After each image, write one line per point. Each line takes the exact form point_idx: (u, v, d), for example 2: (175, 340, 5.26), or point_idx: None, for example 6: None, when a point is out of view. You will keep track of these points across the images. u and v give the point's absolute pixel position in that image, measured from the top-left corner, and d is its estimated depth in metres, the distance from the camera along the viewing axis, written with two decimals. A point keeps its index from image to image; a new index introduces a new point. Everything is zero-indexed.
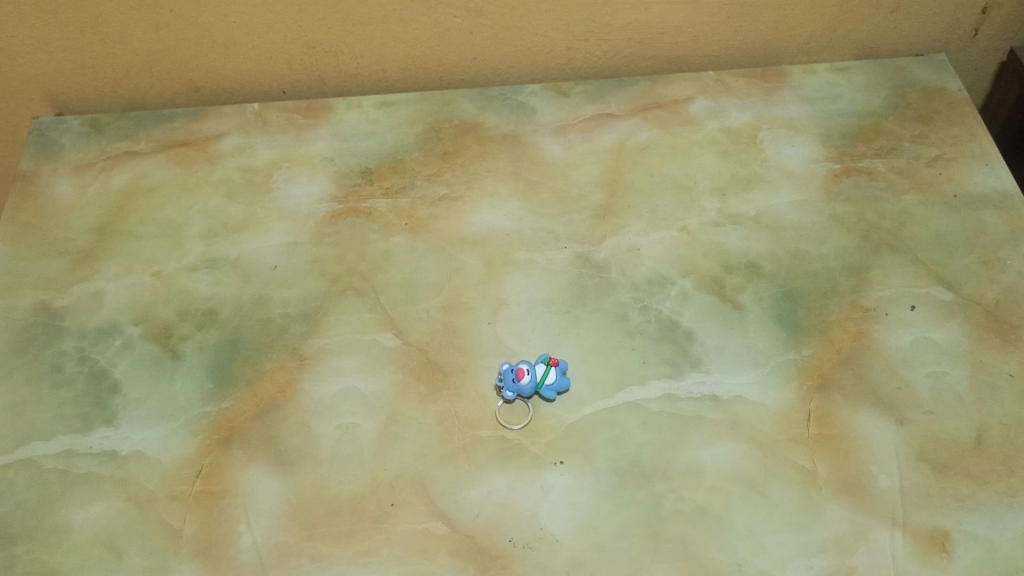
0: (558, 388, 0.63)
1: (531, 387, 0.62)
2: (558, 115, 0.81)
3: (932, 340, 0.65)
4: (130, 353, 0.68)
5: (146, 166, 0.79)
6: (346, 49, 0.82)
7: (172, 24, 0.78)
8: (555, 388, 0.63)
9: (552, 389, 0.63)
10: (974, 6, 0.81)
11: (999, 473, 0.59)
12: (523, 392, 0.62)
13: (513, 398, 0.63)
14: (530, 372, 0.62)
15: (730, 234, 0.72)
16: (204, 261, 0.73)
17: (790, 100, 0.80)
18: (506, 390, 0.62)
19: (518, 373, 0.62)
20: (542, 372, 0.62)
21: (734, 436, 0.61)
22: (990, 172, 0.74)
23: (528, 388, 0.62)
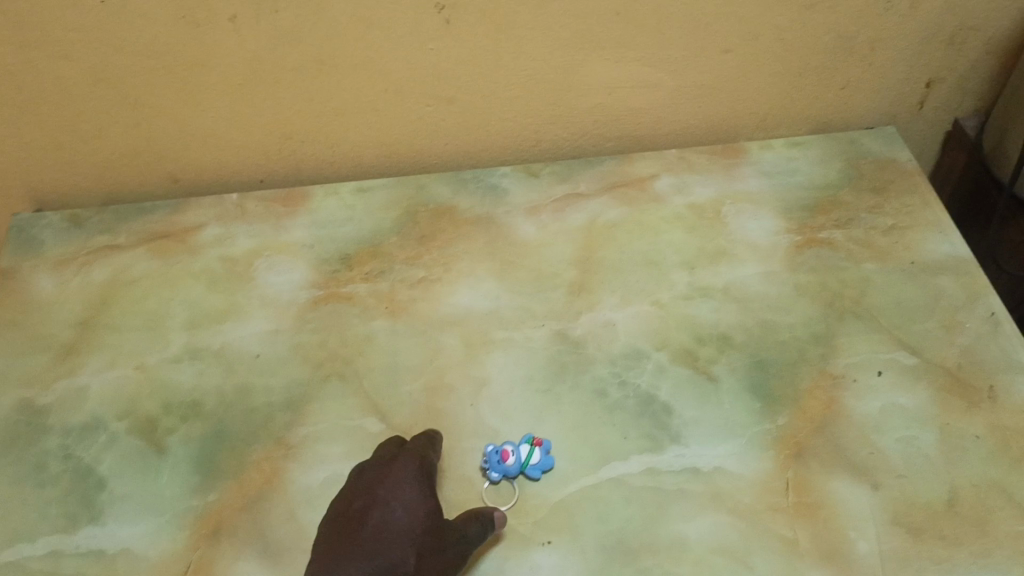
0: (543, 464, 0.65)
1: (516, 467, 0.64)
2: (530, 196, 0.84)
3: (900, 405, 0.67)
4: (116, 448, 0.68)
5: (127, 259, 0.81)
6: (322, 138, 0.84)
7: (151, 120, 0.80)
8: (539, 467, 0.65)
9: (537, 467, 0.64)
10: (919, 80, 0.86)
11: (973, 535, 0.61)
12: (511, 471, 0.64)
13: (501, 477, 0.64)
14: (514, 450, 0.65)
15: (700, 306, 0.75)
16: (187, 352, 0.74)
17: (749, 174, 0.85)
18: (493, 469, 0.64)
19: (503, 454, 0.64)
20: (526, 452, 0.65)
21: (716, 507, 0.62)
22: (943, 239, 0.78)
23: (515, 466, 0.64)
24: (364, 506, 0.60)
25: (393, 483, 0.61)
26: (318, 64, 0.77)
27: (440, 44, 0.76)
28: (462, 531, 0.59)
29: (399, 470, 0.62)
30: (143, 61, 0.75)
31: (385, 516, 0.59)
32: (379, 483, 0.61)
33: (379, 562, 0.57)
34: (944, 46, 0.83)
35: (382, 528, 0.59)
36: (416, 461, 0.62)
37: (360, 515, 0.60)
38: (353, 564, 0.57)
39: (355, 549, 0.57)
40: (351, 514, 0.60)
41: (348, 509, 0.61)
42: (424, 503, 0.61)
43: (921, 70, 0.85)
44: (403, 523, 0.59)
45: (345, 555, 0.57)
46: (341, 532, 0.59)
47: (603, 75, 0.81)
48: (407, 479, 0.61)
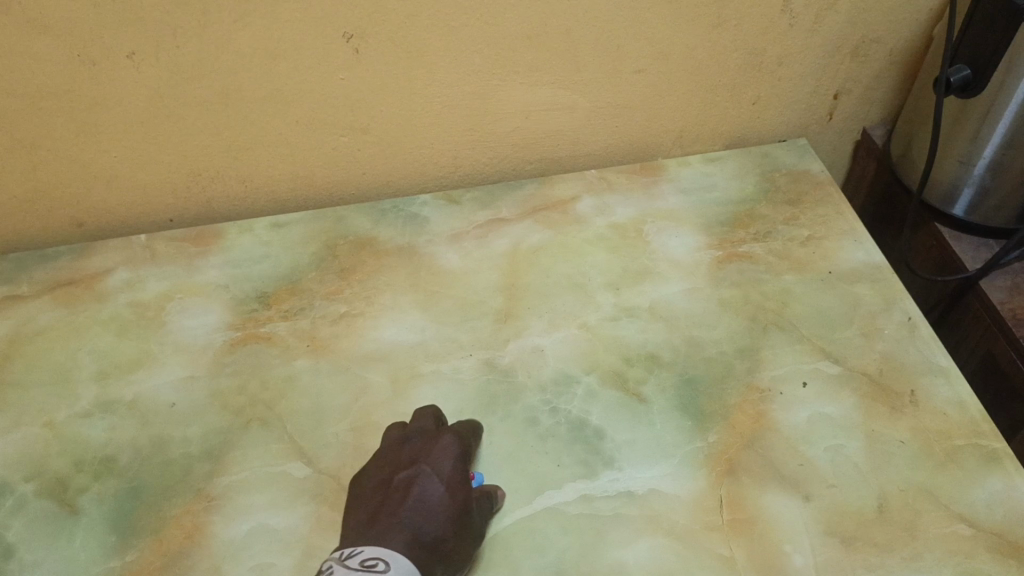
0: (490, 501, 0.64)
1: None
2: (451, 223, 0.84)
3: (827, 415, 0.68)
4: (24, 512, 0.64)
5: (30, 310, 0.77)
6: (233, 173, 0.82)
7: (50, 163, 0.77)
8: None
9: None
10: (826, 93, 0.88)
11: (904, 539, 0.60)
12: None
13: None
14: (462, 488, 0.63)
15: (626, 326, 0.74)
16: (98, 405, 0.70)
17: (669, 191, 0.86)
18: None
19: None
20: None
21: (652, 530, 0.61)
22: (859, 246, 0.80)
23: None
24: (406, 478, 0.61)
25: (435, 457, 0.62)
26: (226, 99, 0.75)
27: (351, 74, 0.75)
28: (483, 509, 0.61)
29: (442, 445, 0.63)
30: (38, 102, 0.72)
31: (427, 489, 0.60)
32: (422, 455, 0.62)
33: (423, 531, 0.57)
34: (848, 59, 0.85)
35: (423, 500, 0.59)
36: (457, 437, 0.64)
37: (403, 486, 0.60)
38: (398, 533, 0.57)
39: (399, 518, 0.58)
40: (393, 486, 0.61)
41: (390, 482, 0.61)
42: (463, 478, 0.62)
43: (827, 83, 0.87)
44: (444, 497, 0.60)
45: (390, 524, 0.58)
46: (384, 502, 0.60)
47: (519, 99, 0.81)
48: (448, 455, 0.62)
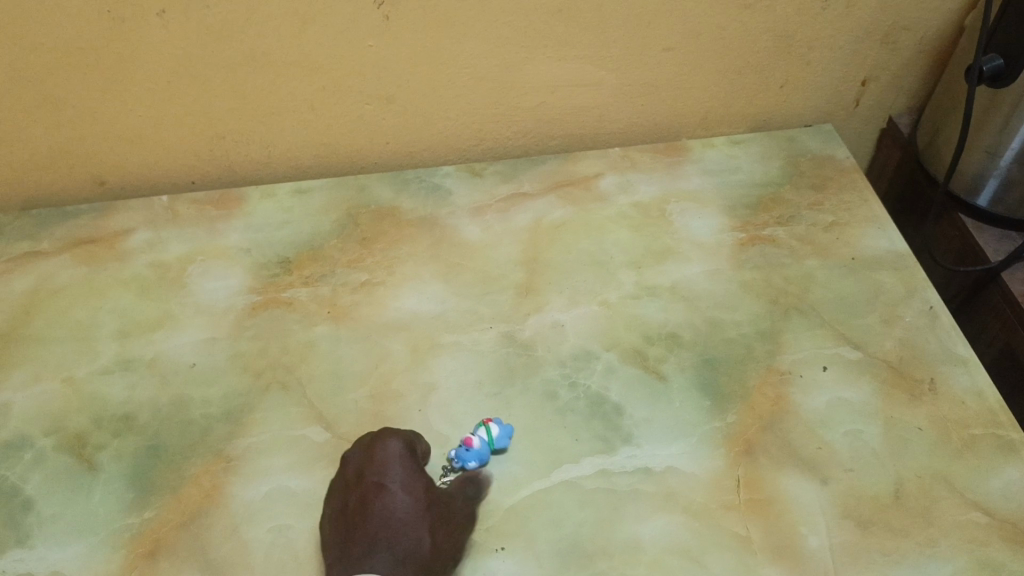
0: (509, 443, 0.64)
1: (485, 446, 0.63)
2: (473, 196, 0.84)
3: (846, 400, 0.68)
4: (42, 467, 0.64)
5: (51, 267, 0.77)
6: (257, 138, 0.81)
7: (74, 120, 0.76)
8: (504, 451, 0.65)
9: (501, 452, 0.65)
10: (854, 79, 0.88)
11: (920, 525, 0.61)
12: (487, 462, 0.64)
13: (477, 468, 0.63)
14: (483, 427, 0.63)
15: (647, 305, 0.74)
16: (118, 363, 0.70)
17: (692, 173, 0.86)
18: (473, 458, 0.62)
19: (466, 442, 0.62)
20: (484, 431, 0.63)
21: (669, 507, 0.61)
22: (882, 234, 0.80)
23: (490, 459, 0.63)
24: (360, 497, 0.58)
25: (382, 467, 0.60)
26: (252, 62, 0.74)
27: (379, 42, 0.75)
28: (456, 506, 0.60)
29: (385, 457, 0.60)
30: (65, 60, 0.71)
31: (387, 505, 0.57)
32: (370, 471, 0.60)
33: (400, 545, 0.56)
34: (877, 45, 0.84)
35: (388, 515, 0.57)
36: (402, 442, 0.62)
37: (360, 506, 0.58)
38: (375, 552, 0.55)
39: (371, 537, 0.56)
40: (352, 508, 0.58)
41: (346, 505, 0.59)
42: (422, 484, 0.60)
43: (855, 70, 0.87)
44: (409, 506, 0.58)
45: (364, 546, 0.55)
46: (349, 525, 0.57)
47: (546, 73, 0.81)
48: (397, 462, 0.60)
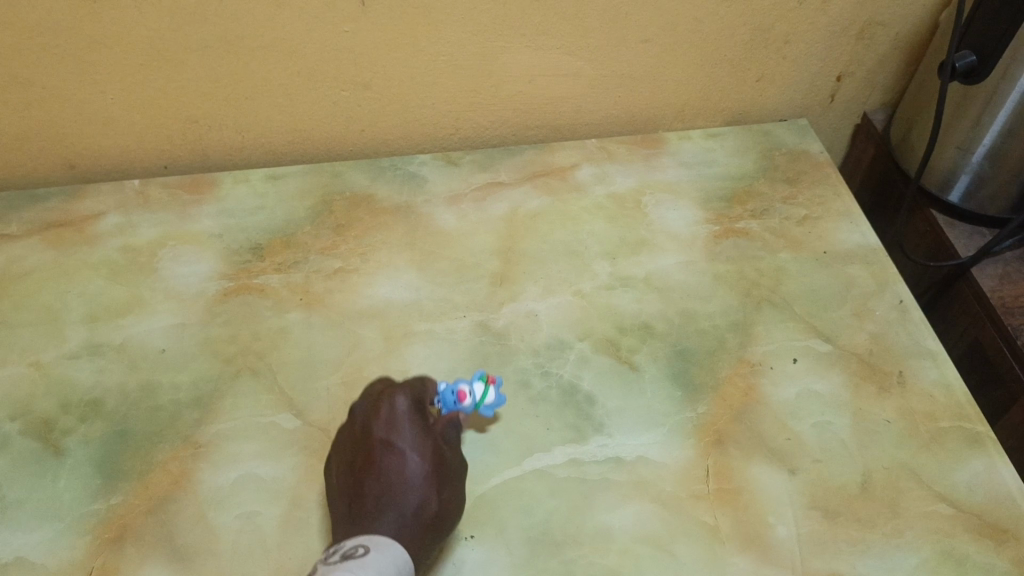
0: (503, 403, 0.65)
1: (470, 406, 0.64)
2: (449, 184, 0.83)
3: (816, 391, 0.68)
4: (7, 451, 0.63)
5: (19, 250, 0.76)
6: (231, 123, 0.81)
7: (43, 101, 0.75)
8: (493, 406, 0.64)
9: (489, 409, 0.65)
10: (829, 75, 0.88)
11: (885, 515, 0.61)
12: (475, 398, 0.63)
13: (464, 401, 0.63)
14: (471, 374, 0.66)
15: (622, 295, 0.75)
16: (86, 347, 0.70)
17: (668, 164, 0.87)
18: (461, 383, 0.63)
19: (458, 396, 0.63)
20: (481, 392, 0.64)
21: (639, 496, 0.62)
22: (855, 228, 0.81)
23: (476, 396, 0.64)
24: (372, 455, 0.59)
25: (390, 426, 0.61)
26: (226, 45, 0.74)
27: (355, 27, 0.74)
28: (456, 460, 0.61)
29: (396, 412, 0.61)
30: (32, 39, 0.70)
31: (396, 464, 0.58)
32: (379, 425, 0.61)
33: (408, 499, 0.56)
34: (853, 41, 0.85)
35: (398, 473, 0.58)
36: (411, 395, 0.63)
37: (370, 465, 0.58)
38: (385, 508, 0.56)
39: (380, 493, 0.57)
40: (361, 463, 0.59)
41: (355, 459, 0.60)
42: (432, 438, 0.61)
43: (831, 65, 0.87)
44: (421, 465, 0.59)
45: (373, 504, 0.56)
46: (358, 480, 0.58)
47: (524, 63, 0.80)
48: (406, 417, 0.61)
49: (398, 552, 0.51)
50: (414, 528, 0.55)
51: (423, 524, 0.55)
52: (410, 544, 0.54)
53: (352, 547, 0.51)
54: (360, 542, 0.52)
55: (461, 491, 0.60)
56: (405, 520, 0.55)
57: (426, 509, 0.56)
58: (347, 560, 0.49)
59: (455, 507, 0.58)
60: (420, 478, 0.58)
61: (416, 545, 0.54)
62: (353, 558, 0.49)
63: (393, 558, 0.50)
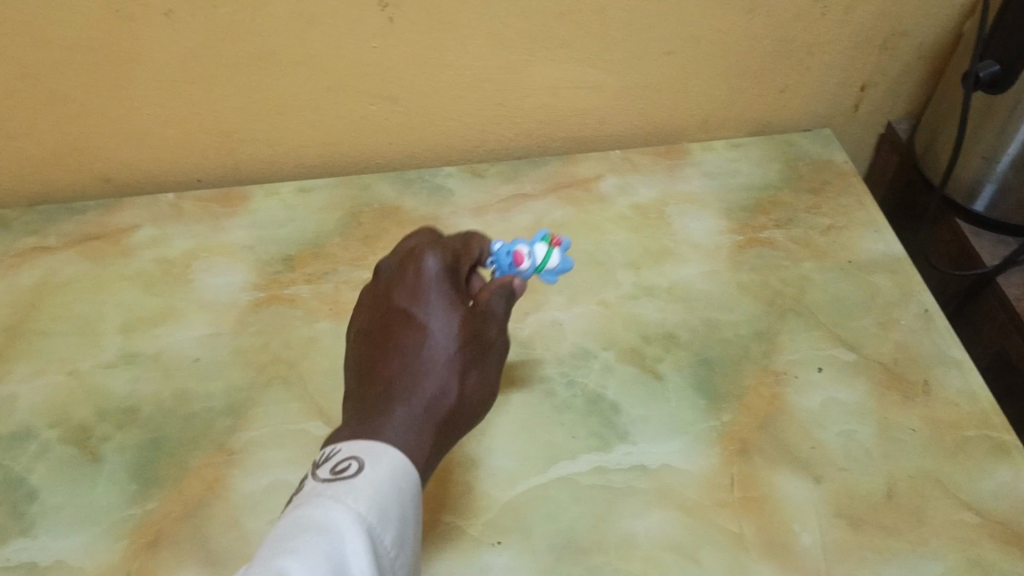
0: (570, 268, 0.63)
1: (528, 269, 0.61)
2: (475, 196, 0.85)
3: (840, 400, 0.69)
4: (47, 458, 0.65)
5: (56, 262, 0.79)
6: (262, 137, 0.83)
7: (82, 117, 0.78)
8: (556, 270, 0.62)
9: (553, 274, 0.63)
10: (853, 85, 0.89)
11: (910, 523, 0.61)
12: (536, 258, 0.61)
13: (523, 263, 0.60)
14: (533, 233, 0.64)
15: (646, 305, 0.75)
16: (122, 356, 0.71)
17: (692, 175, 0.87)
18: (519, 244, 0.61)
19: (515, 259, 0.60)
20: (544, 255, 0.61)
21: (664, 503, 0.62)
22: (879, 238, 0.81)
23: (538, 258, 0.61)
24: (394, 325, 0.57)
25: (415, 293, 0.57)
26: (258, 61, 0.75)
27: (383, 42, 0.76)
28: (492, 338, 0.57)
29: (430, 279, 0.58)
30: (72, 58, 0.73)
31: (416, 338, 0.55)
32: (406, 296, 0.58)
33: (427, 386, 0.53)
34: (876, 51, 0.85)
35: (417, 353, 0.55)
36: (449, 263, 0.59)
37: (389, 336, 0.56)
38: (400, 390, 0.52)
39: (396, 370, 0.54)
40: (383, 332, 0.57)
41: (376, 328, 0.57)
42: (466, 314, 0.57)
43: (855, 74, 0.87)
44: (445, 350, 0.55)
45: (385, 385, 0.53)
46: (377, 352, 0.56)
47: (548, 76, 0.82)
48: (438, 284, 0.58)
49: (394, 466, 0.47)
50: (429, 425, 0.52)
51: (436, 417, 0.52)
52: (420, 439, 0.50)
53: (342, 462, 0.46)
54: (352, 453, 0.47)
55: (486, 376, 0.58)
56: (417, 410, 0.52)
57: (443, 399, 0.53)
58: (336, 481, 0.45)
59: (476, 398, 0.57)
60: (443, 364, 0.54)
61: (427, 437, 0.51)
62: (341, 478, 0.45)
63: (390, 477, 0.46)
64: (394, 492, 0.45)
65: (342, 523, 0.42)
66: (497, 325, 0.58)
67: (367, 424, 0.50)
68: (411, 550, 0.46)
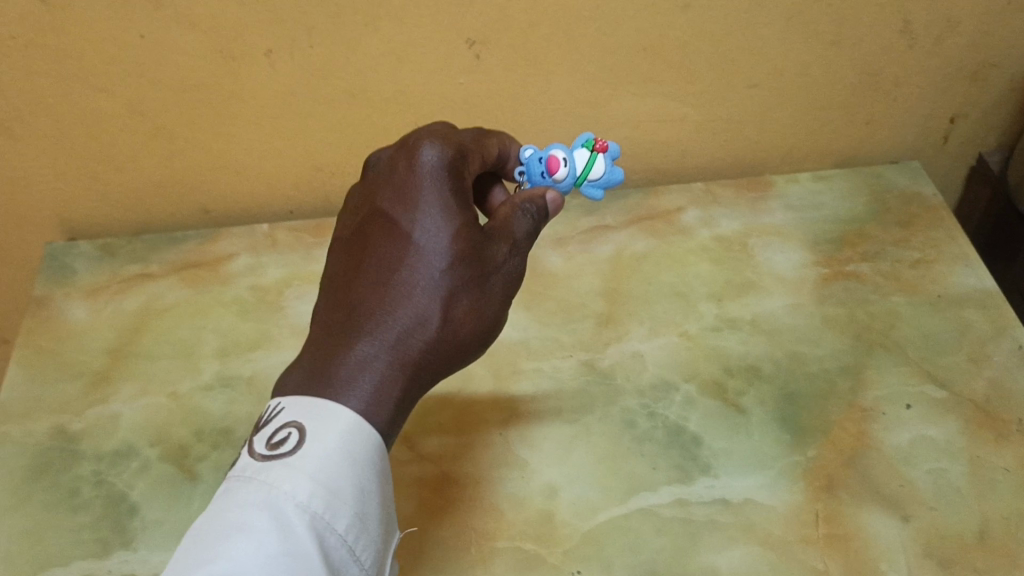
0: (618, 180, 0.62)
1: (563, 179, 0.60)
2: (557, 228, 0.86)
3: (930, 438, 0.67)
4: (147, 474, 0.68)
5: (158, 288, 0.83)
6: (352, 170, 0.86)
7: (185, 152, 0.82)
8: (597, 184, 0.62)
9: (598, 186, 0.62)
10: (942, 116, 0.87)
11: (1006, 567, 0.59)
12: (570, 166, 0.60)
13: (557, 172, 0.60)
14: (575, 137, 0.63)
15: (728, 337, 0.75)
16: (219, 380, 0.75)
17: (775, 207, 0.87)
18: (553, 151, 0.60)
19: (549, 167, 0.60)
20: (584, 166, 0.61)
21: (748, 538, 0.61)
22: (970, 272, 0.79)
23: (578, 167, 0.61)
24: (382, 234, 0.53)
25: (406, 204, 0.53)
26: (351, 98, 0.79)
27: (471, 78, 0.78)
28: (498, 256, 0.54)
29: (420, 179, 0.52)
30: (179, 95, 0.77)
31: (399, 253, 0.52)
32: (395, 199, 0.53)
33: (403, 319, 0.51)
34: (966, 82, 0.84)
35: (399, 272, 0.51)
36: (449, 154, 0.54)
37: (375, 246, 0.53)
38: (371, 326, 0.50)
39: (373, 291, 0.51)
40: (367, 238, 0.53)
41: (361, 232, 0.54)
42: (462, 223, 0.52)
43: (944, 106, 0.86)
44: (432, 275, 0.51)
45: (359, 305, 0.51)
46: (359, 260, 0.53)
47: (631, 110, 0.83)
48: (434, 183, 0.52)
49: (343, 425, 0.47)
50: (403, 367, 0.50)
51: (412, 348, 0.50)
52: (386, 377, 0.49)
53: (284, 430, 0.47)
54: (298, 414, 0.47)
55: (495, 295, 0.54)
56: (389, 350, 0.50)
57: (422, 328, 0.51)
58: (274, 459, 0.46)
59: (480, 319, 0.53)
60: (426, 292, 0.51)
61: (396, 373, 0.49)
62: (279, 456, 0.46)
63: (333, 444, 0.46)
64: (343, 458, 0.46)
65: (271, 515, 0.43)
66: (508, 240, 0.54)
67: (328, 372, 0.49)
68: (372, 509, 0.47)
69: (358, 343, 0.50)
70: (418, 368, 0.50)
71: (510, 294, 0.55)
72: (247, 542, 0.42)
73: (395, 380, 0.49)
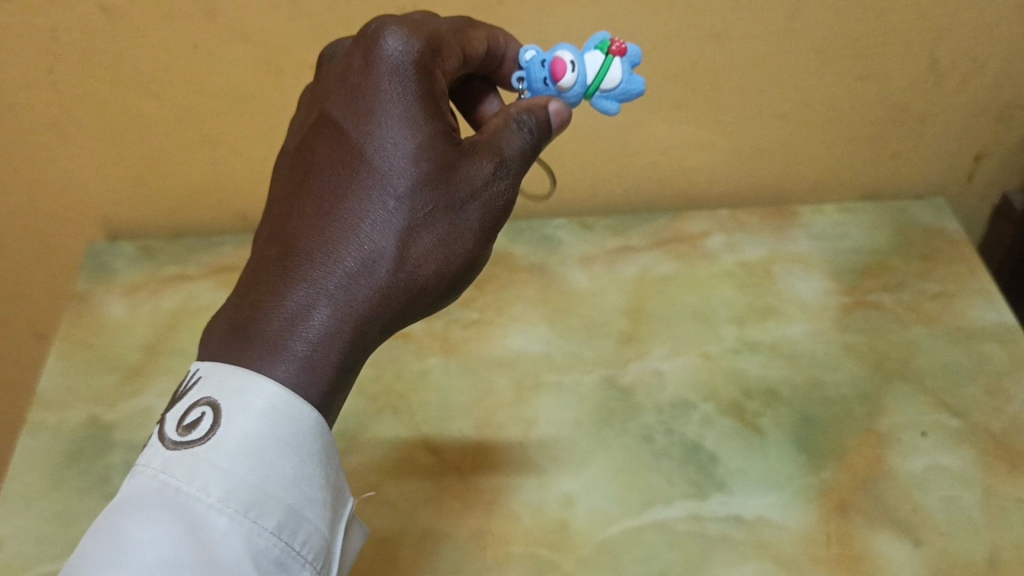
0: (637, 92, 0.56)
1: (571, 93, 0.55)
2: (584, 248, 0.88)
3: (945, 466, 0.67)
4: None
5: (194, 289, 0.86)
6: None
7: (227, 158, 0.85)
8: (611, 98, 0.56)
9: (615, 98, 0.57)
10: (967, 153, 0.89)
11: None
12: (578, 72, 0.54)
13: (562, 78, 0.54)
14: (590, 41, 0.57)
15: (747, 359, 0.76)
16: None
17: (799, 236, 0.89)
18: (560, 54, 0.55)
19: (556, 76, 0.55)
20: (597, 75, 0.55)
21: (759, 555, 0.62)
22: (990, 306, 0.80)
23: (590, 76, 0.55)
24: (332, 151, 0.50)
25: (361, 119, 0.49)
26: None
27: None
28: (474, 180, 0.50)
29: (382, 79, 0.48)
30: (225, 103, 0.80)
31: (353, 175, 0.49)
32: (348, 110, 0.49)
33: (351, 255, 0.48)
34: (992, 121, 0.85)
35: (349, 201, 0.49)
36: (418, 52, 0.49)
37: (326, 162, 0.50)
38: (315, 262, 0.47)
39: (321, 216, 0.49)
40: (316, 153, 0.50)
41: (311, 144, 0.51)
42: (427, 142, 0.49)
43: (969, 144, 0.88)
44: (388, 202, 0.48)
45: (302, 233, 0.48)
46: (307, 178, 0.50)
47: (662, 135, 0.85)
48: (394, 87, 0.48)
49: (270, 398, 0.45)
50: (349, 309, 0.47)
51: (365, 284, 0.47)
52: (332, 317, 0.46)
53: (196, 409, 0.45)
54: (214, 385, 0.46)
55: (468, 228, 0.50)
56: (332, 289, 0.47)
57: (376, 262, 0.48)
58: (185, 450, 0.44)
59: (445, 258, 0.50)
60: (379, 224, 0.48)
61: (343, 312, 0.47)
62: (188, 445, 0.44)
63: (249, 426, 0.44)
64: (277, 443, 0.45)
65: (179, 517, 0.42)
66: (490, 161, 0.50)
67: (263, 314, 0.46)
68: (312, 492, 0.46)
69: (297, 282, 0.47)
70: (368, 309, 0.48)
71: (493, 223, 0.52)
72: (157, 548, 0.41)
73: (339, 323, 0.47)
